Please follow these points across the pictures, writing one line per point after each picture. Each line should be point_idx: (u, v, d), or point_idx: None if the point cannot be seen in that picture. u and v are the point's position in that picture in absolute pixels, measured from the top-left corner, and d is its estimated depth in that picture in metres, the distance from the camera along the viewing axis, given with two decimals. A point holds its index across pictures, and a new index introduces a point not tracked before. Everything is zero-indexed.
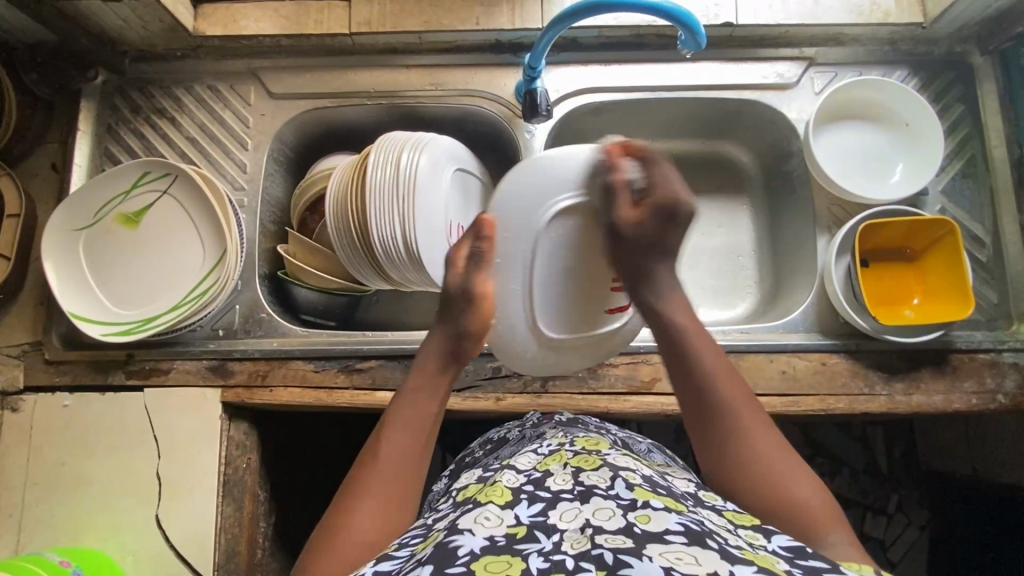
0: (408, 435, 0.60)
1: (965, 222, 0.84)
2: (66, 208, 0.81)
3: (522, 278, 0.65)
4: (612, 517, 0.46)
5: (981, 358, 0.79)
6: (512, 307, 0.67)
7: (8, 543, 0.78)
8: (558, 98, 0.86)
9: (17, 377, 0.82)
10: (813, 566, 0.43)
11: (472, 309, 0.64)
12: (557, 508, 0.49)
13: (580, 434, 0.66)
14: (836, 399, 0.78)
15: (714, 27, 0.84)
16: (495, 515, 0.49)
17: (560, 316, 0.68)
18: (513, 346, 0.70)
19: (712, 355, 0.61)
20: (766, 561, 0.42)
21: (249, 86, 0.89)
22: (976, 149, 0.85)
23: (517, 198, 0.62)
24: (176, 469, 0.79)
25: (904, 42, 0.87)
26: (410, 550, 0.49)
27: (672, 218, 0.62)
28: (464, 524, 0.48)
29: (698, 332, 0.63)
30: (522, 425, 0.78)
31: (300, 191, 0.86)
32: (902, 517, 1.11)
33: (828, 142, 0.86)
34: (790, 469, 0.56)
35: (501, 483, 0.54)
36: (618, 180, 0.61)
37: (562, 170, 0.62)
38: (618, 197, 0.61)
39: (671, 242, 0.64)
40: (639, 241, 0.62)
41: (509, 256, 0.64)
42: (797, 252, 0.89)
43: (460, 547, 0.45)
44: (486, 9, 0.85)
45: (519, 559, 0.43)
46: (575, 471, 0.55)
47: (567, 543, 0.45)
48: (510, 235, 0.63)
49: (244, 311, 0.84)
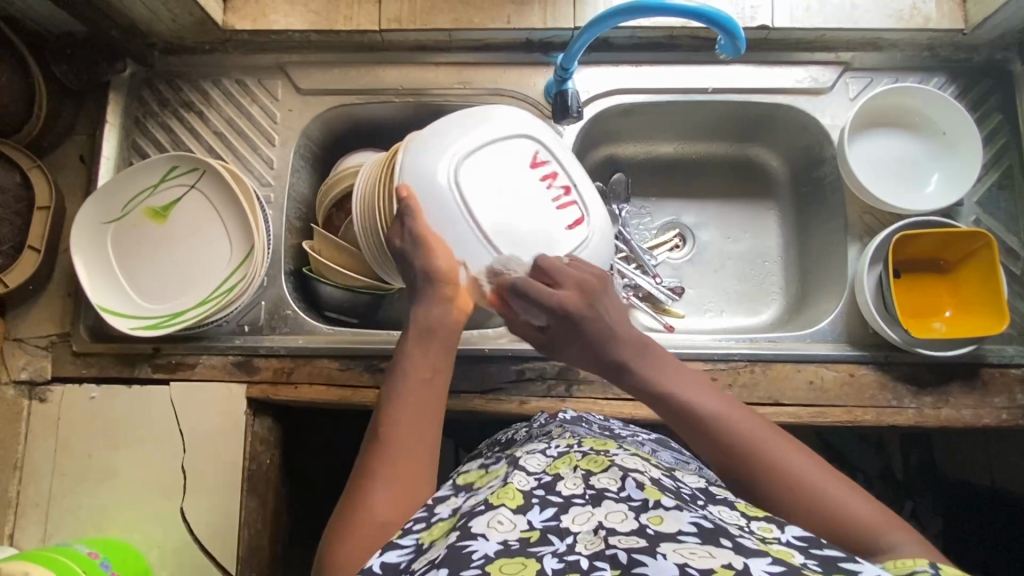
0: (415, 411, 0.57)
1: (999, 234, 0.82)
2: (96, 201, 0.81)
3: (468, 227, 0.65)
4: (624, 519, 0.46)
5: (1012, 373, 0.78)
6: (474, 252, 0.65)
7: (36, 531, 0.80)
8: (589, 98, 0.85)
9: (45, 368, 0.83)
10: (827, 555, 0.43)
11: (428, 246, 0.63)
12: (570, 512, 0.49)
13: (589, 435, 0.64)
14: (864, 412, 0.77)
15: (750, 30, 0.82)
16: (507, 520, 0.48)
17: (524, 248, 0.66)
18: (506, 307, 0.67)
19: (702, 397, 0.58)
20: (781, 554, 0.42)
21: (277, 82, 0.88)
22: (1014, 159, 0.84)
23: (417, 162, 0.66)
24: (200, 463, 0.80)
25: (943, 48, 0.85)
26: (416, 539, 0.48)
27: (573, 325, 0.64)
28: (477, 528, 0.46)
29: (675, 375, 0.61)
30: (531, 425, 0.76)
31: (325, 189, 0.86)
32: (914, 524, 1.09)
33: (860, 148, 0.85)
34: (833, 481, 0.51)
35: (512, 485, 0.53)
36: (516, 319, 0.67)
37: (439, 132, 0.67)
38: (528, 326, 0.67)
39: (598, 337, 0.63)
40: (570, 348, 0.66)
41: (443, 210, 0.65)
42: (827, 261, 0.88)
43: (473, 550, 0.44)
44: (517, 7, 0.84)
45: (534, 560, 0.43)
46: (586, 474, 0.53)
47: (581, 544, 0.45)
48: (429, 194, 0.65)
49: (269, 307, 0.84)
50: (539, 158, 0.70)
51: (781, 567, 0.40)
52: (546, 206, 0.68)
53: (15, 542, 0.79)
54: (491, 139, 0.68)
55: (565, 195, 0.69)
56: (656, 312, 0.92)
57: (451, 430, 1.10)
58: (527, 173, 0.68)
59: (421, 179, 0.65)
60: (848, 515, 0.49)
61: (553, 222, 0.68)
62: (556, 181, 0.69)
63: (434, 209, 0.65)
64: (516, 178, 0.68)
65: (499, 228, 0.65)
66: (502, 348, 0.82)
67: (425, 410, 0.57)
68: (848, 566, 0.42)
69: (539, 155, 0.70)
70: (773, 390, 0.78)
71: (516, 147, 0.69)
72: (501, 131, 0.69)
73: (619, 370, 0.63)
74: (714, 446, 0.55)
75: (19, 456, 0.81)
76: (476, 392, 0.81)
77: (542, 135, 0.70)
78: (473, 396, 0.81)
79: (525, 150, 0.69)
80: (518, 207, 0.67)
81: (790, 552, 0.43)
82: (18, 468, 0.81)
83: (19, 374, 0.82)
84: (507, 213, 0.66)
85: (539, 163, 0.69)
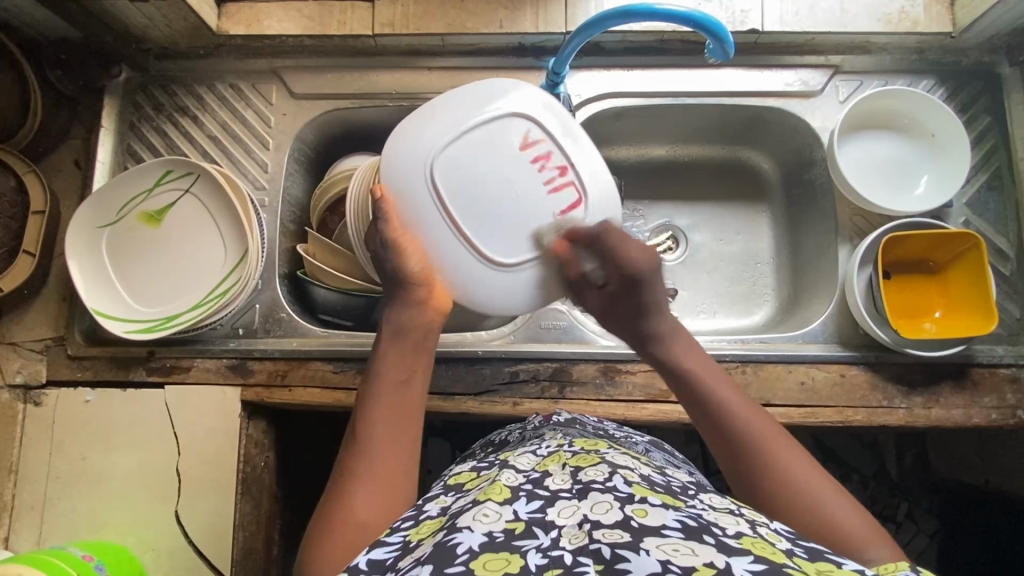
0: (394, 415, 0.58)
1: (989, 236, 0.83)
2: (91, 205, 0.81)
3: (445, 225, 0.61)
4: (609, 510, 0.46)
5: (1001, 373, 0.79)
6: (455, 254, 0.62)
7: (31, 535, 0.80)
8: (581, 101, 0.86)
9: (40, 371, 0.83)
10: (814, 547, 0.44)
11: (403, 250, 0.61)
12: (556, 506, 0.48)
13: (579, 435, 0.65)
14: (855, 412, 0.78)
15: (740, 33, 0.83)
16: (493, 511, 0.47)
17: (508, 240, 0.61)
18: (497, 301, 0.64)
19: (719, 386, 0.60)
20: (764, 550, 0.42)
21: (271, 86, 0.89)
22: (1002, 161, 0.84)
23: (395, 161, 0.61)
24: (194, 466, 0.80)
25: (932, 51, 0.86)
26: (404, 536, 0.48)
27: (634, 285, 0.64)
28: (462, 521, 0.46)
29: (697, 355, 0.64)
30: (525, 428, 0.76)
31: (321, 192, 0.86)
32: (912, 526, 1.10)
33: (852, 151, 0.86)
34: (823, 485, 0.52)
35: (501, 482, 0.53)
36: (573, 275, 0.64)
37: (420, 124, 0.62)
38: (583, 287, 0.65)
39: (648, 303, 0.64)
40: (613, 310, 0.66)
41: (420, 212, 0.61)
42: (818, 262, 0.88)
43: (458, 544, 0.43)
44: (509, 12, 0.85)
45: (517, 556, 0.43)
46: (574, 470, 0.53)
47: (565, 539, 0.44)
48: (408, 194, 0.61)
49: (264, 310, 0.85)
50: (529, 138, 0.61)
51: (763, 566, 0.40)
52: (541, 193, 0.61)
53: (9, 546, 0.79)
54: (472, 124, 0.61)
55: (561, 176, 0.61)
56: None
57: (448, 433, 1.10)
58: (516, 157, 0.61)
59: (396, 177, 0.61)
60: (830, 523, 0.50)
61: (542, 211, 0.61)
62: (551, 161, 0.61)
63: (411, 210, 0.61)
64: (502, 164, 0.61)
65: (479, 221, 0.61)
66: (496, 350, 0.82)
67: (399, 415, 0.59)
68: (833, 556, 0.43)
69: (530, 134, 0.61)
70: (765, 390, 0.78)
71: (504, 127, 0.61)
72: (484, 113, 0.61)
73: (647, 340, 0.65)
74: (717, 430, 0.58)
75: (14, 459, 0.81)
76: (469, 394, 0.81)
77: (537, 113, 0.62)
78: (466, 397, 0.81)
79: (513, 130, 0.61)
80: (506, 199, 0.61)
81: (779, 536, 0.44)
82: (12, 471, 0.81)
83: (14, 378, 0.82)
84: (488, 204, 0.60)
85: (530, 143, 0.61)
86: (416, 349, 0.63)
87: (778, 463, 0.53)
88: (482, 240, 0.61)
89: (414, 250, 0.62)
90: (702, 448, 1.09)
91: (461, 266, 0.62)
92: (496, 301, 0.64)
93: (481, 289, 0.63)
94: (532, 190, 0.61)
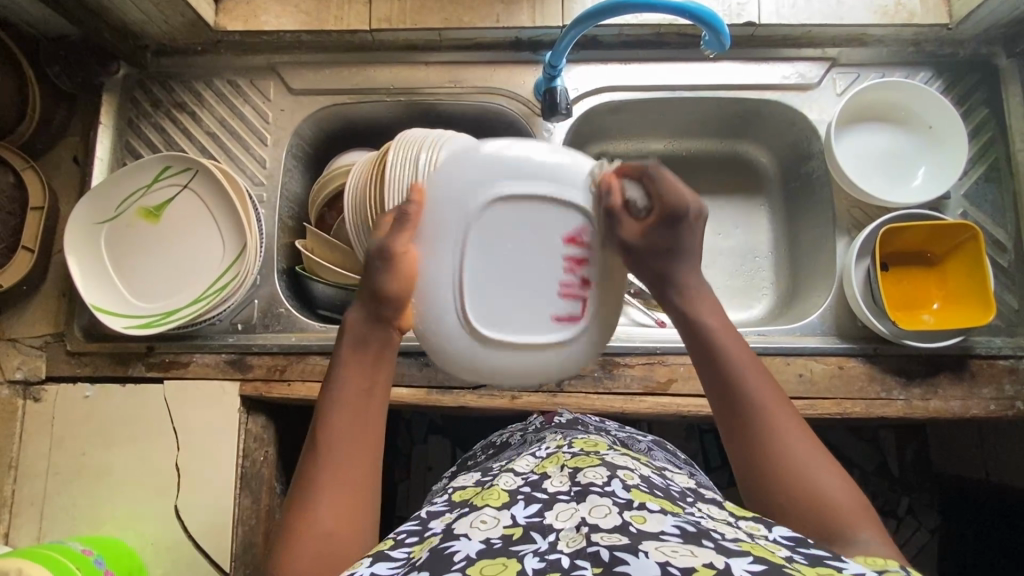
0: (358, 427, 0.54)
1: (986, 227, 0.83)
2: (90, 200, 0.82)
3: (453, 269, 0.57)
4: (608, 514, 0.45)
5: (1000, 364, 0.79)
6: (443, 300, 0.57)
7: (31, 530, 0.80)
8: (578, 95, 0.86)
9: (40, 367, 0.83)
10: (814, 552, 0.42)
11: (393, 268, 0.54)
12: (554, 509, 0.48)
13: (579, 436, 0.65)
14: (853, 404, 0.78)
15: (736, 26, 0.83)
16: (491, 518, 0.48)
17: (496, 313, 0.58)
18: (448, 354, 0.59)
19: (737, 352, 0.56)
20: (764, 551, 0.41)
21: (269, 82, 0.89)
22: (1000, 152, 0.84)
23: (447, 179, 0.57)
24: (194, 461, 0.80)
25: (929, 43, 0.86)
26: (407, 553, 0.46)
27: (678, 224, 0.57)
28: (459, 530, 0.46)
29: (710, 305, 0.59)
30: (524, 428, 0.77)
31: (320, 187, 0.86)
32: (912, 520, 1.10)
33: (849, 144, 0.86)
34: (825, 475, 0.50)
35: (498, 487, 0.53)
36: (616, 203, 0.58)
37: (491, 160, 0.57)
38: (620, 218, 0.57)
39: (686, 244, 0.59)
40: (649, 250, 0.58)
41: (440, 242, 0.56)
42: (816, 254, 0.88)
43: (456, 552, 0.43)
44: (506, 7, 0.85)
45: (514, 560, 0.42)
46: (573, 471, 0.53)
47: (563, 542, 0.43)
48: (439, 216, 0.56)
49: (262, 305, 0.85)
50: (579, 238, 0.58)
51: (762, 566, 0.39)
52: (549, 283, 0.58)
53: (8, 541, 0.80)
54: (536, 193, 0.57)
55: (578, 287, 0.59)
56: (646, 308, 0.93)
57: (448, 429, 1.10)
58: (551, 243, 0.58)
59: (436, 194, 0.57)
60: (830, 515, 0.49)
61: (539, 300, 0.58)
62: (579, 269, 0.59)
63: (433, 232, 0.56)
64: (533, 243, 0.58)
65: (481, 279, 0.57)
66: None
67: (365, 426, 0.54)
68: (836, 562, 0.41)
69: (580, 234, 0.58)
70: None
71: (563, 210, 0.58)
72: (551, 190, 0.57)
73: (668, 283, 0.59)
74: (729, 401, 0.54)
75: (14, 455, 0.81)
76: (468, 387, 0.81)
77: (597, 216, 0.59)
78: (464, 391, 0.81)
79: (569, 220, 0.58)
80: (513, 269, 0.58)
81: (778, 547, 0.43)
82: (12, 467, 0.81)
83: (13, 374, 0.83)
84: (497, 266, 0.57)
85: (574, 242, 0.58)
86: (385, 356, 0.57)
87: (784, 447, 0.52)
88: (473, 300, 0.57)
89: (404, 271, 0.55)
90: (702, 443, 1.09)
91: (439, 313, 0.57)
92: (464, 360, 0.59)
93: (446, 344, 0.59)
94: (544, 276, 0.58)
